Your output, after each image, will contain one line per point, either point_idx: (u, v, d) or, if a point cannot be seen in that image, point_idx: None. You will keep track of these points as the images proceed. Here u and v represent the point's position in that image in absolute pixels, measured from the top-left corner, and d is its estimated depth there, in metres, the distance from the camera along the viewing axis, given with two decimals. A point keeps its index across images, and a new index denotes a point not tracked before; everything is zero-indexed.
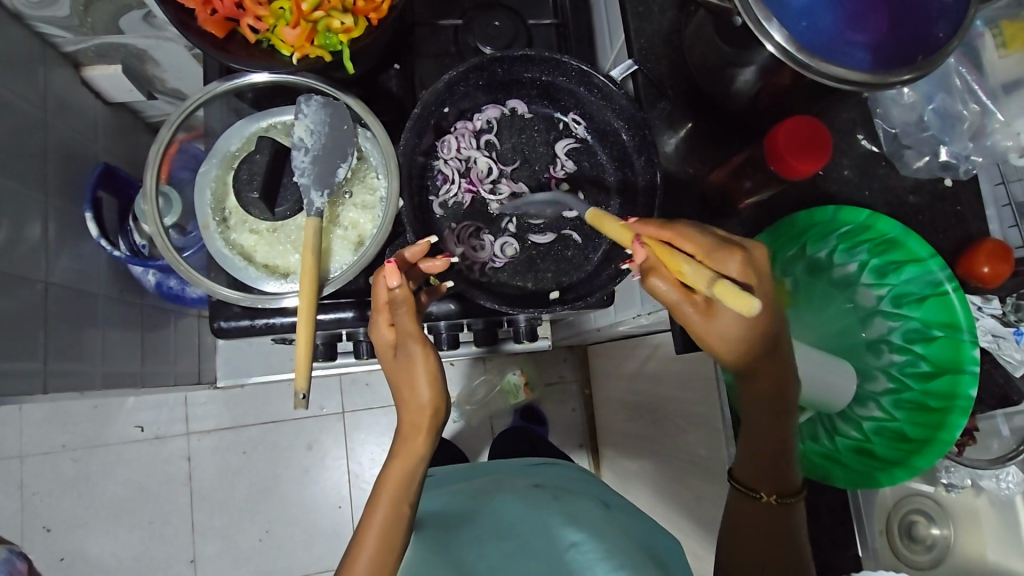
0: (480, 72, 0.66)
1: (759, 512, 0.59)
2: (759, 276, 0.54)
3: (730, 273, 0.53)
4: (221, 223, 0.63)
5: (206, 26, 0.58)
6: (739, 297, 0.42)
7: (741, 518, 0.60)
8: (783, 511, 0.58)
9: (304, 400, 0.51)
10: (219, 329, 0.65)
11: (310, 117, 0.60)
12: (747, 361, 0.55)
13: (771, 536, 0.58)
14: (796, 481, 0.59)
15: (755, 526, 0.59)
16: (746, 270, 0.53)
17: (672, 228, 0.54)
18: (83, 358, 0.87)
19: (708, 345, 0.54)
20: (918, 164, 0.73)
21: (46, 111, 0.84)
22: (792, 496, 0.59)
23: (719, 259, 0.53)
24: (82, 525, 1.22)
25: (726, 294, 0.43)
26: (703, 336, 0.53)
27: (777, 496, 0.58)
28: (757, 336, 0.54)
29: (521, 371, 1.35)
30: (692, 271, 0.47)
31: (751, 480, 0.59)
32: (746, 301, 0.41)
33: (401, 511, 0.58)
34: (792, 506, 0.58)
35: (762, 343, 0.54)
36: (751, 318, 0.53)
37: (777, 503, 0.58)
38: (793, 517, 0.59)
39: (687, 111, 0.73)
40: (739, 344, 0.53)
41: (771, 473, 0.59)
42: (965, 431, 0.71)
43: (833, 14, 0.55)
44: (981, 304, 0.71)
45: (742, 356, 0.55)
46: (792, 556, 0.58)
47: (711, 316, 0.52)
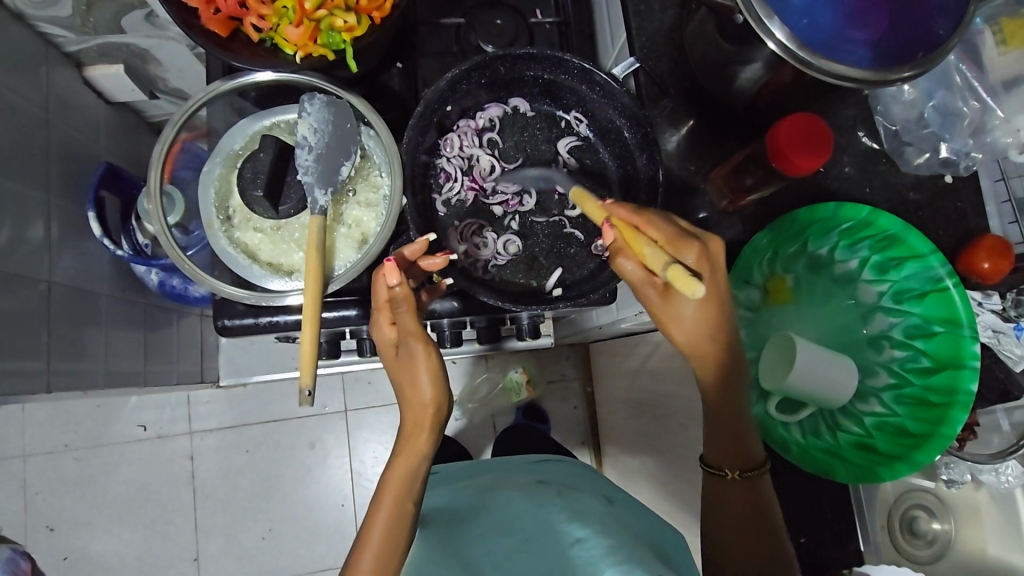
0: (483, 70, 0.67)
1: (726, 490, 0.59)
2: (715, 267, 0.55)
3: (686, 262, 0.54)
4: (225, 222, 0.63)
5: (209, 25, 0.58)
6: (687, 281, 0.48)
7: (714, 499, 0.60)
8: (747, 485, 0.59)
9: (309, 397, 0.52)
10: (223, 328, 0.66)
11: (313, 115, 0.60)
12: (697, 347, 0.57)
13: (741, 511, 0.58)
14: (760, 454, 0.59)
15: (724, 505, 0.59)
16: (701, 260, 0.54)
17: (640, 213, 0.56)
18: (86, 357, 0.88)
19: (665, 328, 0.57)
20: (918, 161, 0.74)
21: (48, 111, 0.84)
22: (754, 470, 0.59)
23: (677, 248, 0.54)
24: (85, 524, 1.22)
25: (676, 279, 0.49)
26: (661, 319, 0.57)
27: (740, 471, 0.59)
28: (709, 325, 0.56)
29: (523, 368, 1.36)
30: (652, 253, 0.53)
31: (717, 459, 0.60)
32: (692, 284, 0.48)
33: (405, 509, 0.58)
34: (754, 479, 0.58)
35: (716, 331, 0.56)
36: (706, 307, 0.56)
37: (740, 479, 0.58)
38: (760, 491, 0.59)
39: (689, 108, 0.73)
40: (691, 331, 0.56)
41: (730, 450, 0.59)
42: (965, 427, 0.73)
43: (834, 11, 0.55)
44: (981, 299, 0.71)
45: (694, 341, 0.57)
46: (764, 529, 0.58)
47: (670, 300, 0.56)
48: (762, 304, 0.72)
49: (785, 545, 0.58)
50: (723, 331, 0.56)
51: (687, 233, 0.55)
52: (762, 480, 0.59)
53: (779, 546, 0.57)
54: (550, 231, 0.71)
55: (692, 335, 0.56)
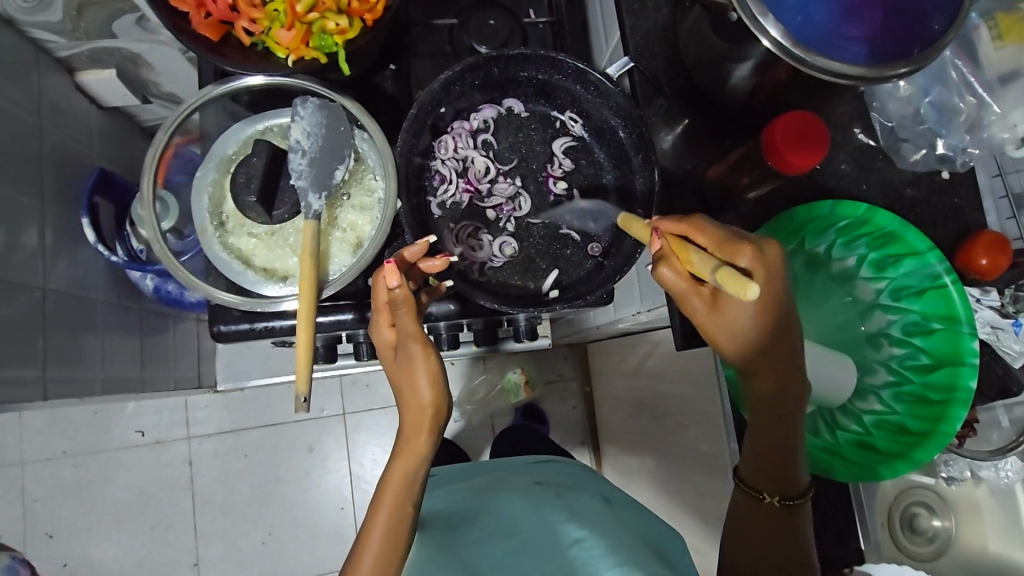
0: (476, 72, 0.66)
1: (761, 514, 0.57)
2: (770, 274, 0.53)
3: (738, 267, 0.53)
4: (218, 227, 0.63)
5: (200, 29, 0.58)
6: (739, 282, 0.45)
7: (745, 519, 0.58)
8: (785, 514, 0.57)
9: (306, 402, 0.51)
10: (219, 333, 0.65)
11: (306, 119, 0.60)
12: (746, 356, 0.56)
13: (773, 535, 0.57)
14: (803, 484, 0.58)
15: (756, 528, 0.58)
16: (755, 265, 0.52)
17: (691, 221, 0.55)
18: (82, 364, 0.87)
19: (713, 337, 0.56)
20: (915, 157, 0.73)
21: (40, 116, 0.84)
22: (796, 498, 0.57)
23: (729, 253, 0.53)
24: (84, 530, 1.22)
25: (727, 278, 0.46)
26: (713, 330, 0.56)
27: (780, 498, 0.57)
28: (761, 334, 0.55)
29: (521, 369, 1.36)
30: (698, 259, 0.51)
31: (756, 480, 0.58)
32: (744, 284, 0.44)
33: (404, 512, 0.58)
34: (795, 508, 0.56)
35: (767, 340, 0.55)
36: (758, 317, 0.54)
37: (780, 505, 0.57)
38: (797, 520, 0.57)
39: (684, 107, 0.73)
40: (740, 340, 0.55)
41: (780, 469, 0.57)
42: (965, 423, 0.72)
43: (829, 7, 0.55)
44: (980, 296, 0.71)
45: (744, 350, 0.56)
46: (795, 558, 0.57)
47: (719, 309, 0.55)
48: None
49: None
50: (774, 342, 0.55)
51: (737, 238, 0.54)
52: (804, 506, 0.57)
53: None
54: (546, 232, 0.71)
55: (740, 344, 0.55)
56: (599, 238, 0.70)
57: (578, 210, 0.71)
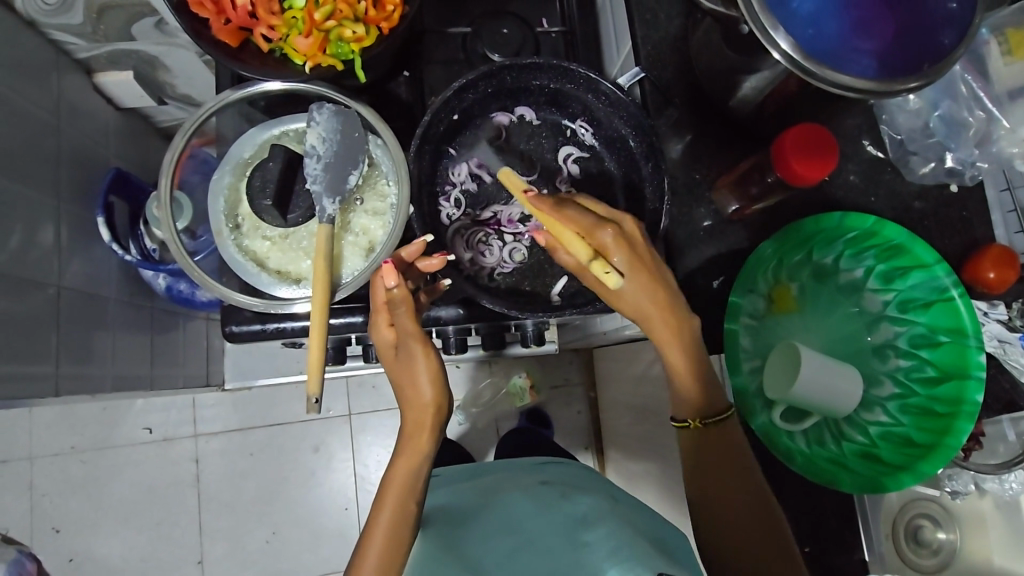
0: (489, 80, 0.67)
1: (700, 445, 0.60)
2: (632, 243, 0.57)
3: (602, 242, 0.57)
4: (234, 230, 0.64)
5: (220, 35, 0.59)
6: (609, 276, 0.56)
7: (693, 462, 0.60)
8: (716, 432, 0.60)
9: (317, 404, 0.52)
10: (231, 334, 0.66)
11: (322, 124, 0.61)
12: (642, 318, 0.58)
13: (714, 458, 0.59)
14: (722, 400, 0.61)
15: (704, 464, 0.60)
16: (618, 242, 0.57)
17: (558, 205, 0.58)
18: (94, 361, 0.88)
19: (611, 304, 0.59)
20: (924, 170, 0.73)
21: (59, 117, 0.85)
22: (717, 415, 0.60)
23: (595, 234, 0.57)
24: (90, 526, 1.23)
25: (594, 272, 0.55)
26: (607, 298, 0.59)
27: (703, 419, 0.60)
28: (649, 297, 0.58)
29: (526, 374, 1.37)
30: (572, 246, 0.55)
31: (681, 411, 0.61)
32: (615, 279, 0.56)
33: (407, 511, 0.59)
34: (719, 424, 0.59)
35: (659, 302, 0.58)
36: (642, 281, 0.57)
37: (703, 426, 0.60)
38: (727, 432, 0.60)
39: (694, 117, 0.73)
40: (635, 307, 0.58)
41: (697, 402, 0.60)
42: (971, 436, 0.72)
43: (839, 22, 0.56)
44: (987, 309, 0.71)
45: (637, 311, 0.58)
46: (740, 474, 0.59)
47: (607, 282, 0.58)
48: (767, 312, 0.71)
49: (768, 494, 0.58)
50: (665, 299, 0.58)
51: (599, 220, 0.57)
52: (729, 423, 0.60)
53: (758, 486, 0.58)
54: None
55: (634, 309, 0.58)
56: None
57: None
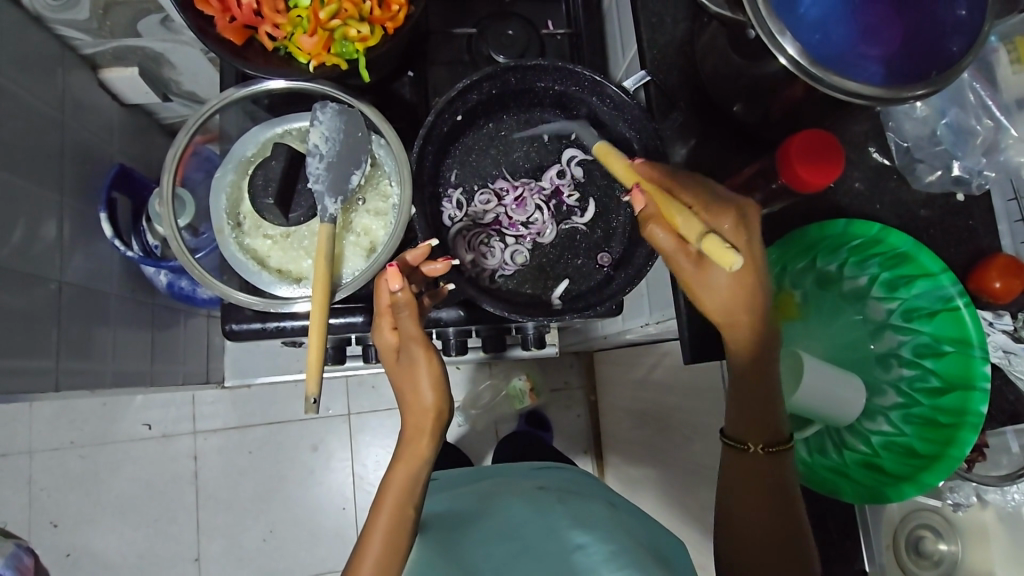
0: (494, 81, 0.67)
1: (748, 463, 0.58)
2: (750, 237, 0.56)
3: (722, 228, 0.55)
4: (235, 228, 0.64)
5: (225, 33, 0.59)
6: (724, 253, 0.49)
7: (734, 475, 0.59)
8: (771, 461, 0.57)
9: (315, 405, 0.52)
10: (230, 332, 0.66)
11: (324, 123, 0.61)
12: (728, 314, 0.56)
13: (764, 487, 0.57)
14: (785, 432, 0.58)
15: (747, 478, 0.58)
16: (738, 229, 0.56)
17: (672, 180, 0.58)
18: (93, 356, 0.88)
19: (695, 296, 0.56)
20: (930, 178, 0.73)
21: (63, 112, 0.85)
22: (779, 445, 0.58)
23: (714, 218, 0.56)
24: (88, 521, 1.23)
25: (712, 247, 0.50)
26: (694, 290, 0.56)
27: (764, 445, 0.57)
28: (743, 293, 0.56)
29: (527, 376, 1.37)
30: (687, 220, 0.52)
31: (740, 433, 0.59)
32: (729, 255, 0.49)
33: (406, 515, 0.59)
34: (780, 454, 0.57)
35: (750, 301, 0.56)
36: (741, 275, 0.55)
37: (764, 453, 0.57)
38: (784, 466, 0.58)
39: (699, 121, 0.73)
40: (725, 301, 0.55)
41: (759, 425, 0.58)
42: (975, 448, 0.71)
43: (848, 27, 0.55)
44: (992, 319, 0.71)
45: (728, 309, 0.56)
46: (784, 502, 0.57)
47: (704, 270, 0.55)
48: None
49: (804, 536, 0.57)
50: (757, 303, 0.56)
51: (724, 203, 0.57)
52: (786, 456, 0.58)
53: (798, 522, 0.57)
54: (557, 241, 0.71)
55: (722, 303, 0.56)
56: (610, 248, 0.71)
57: (590, 220, 0.71)
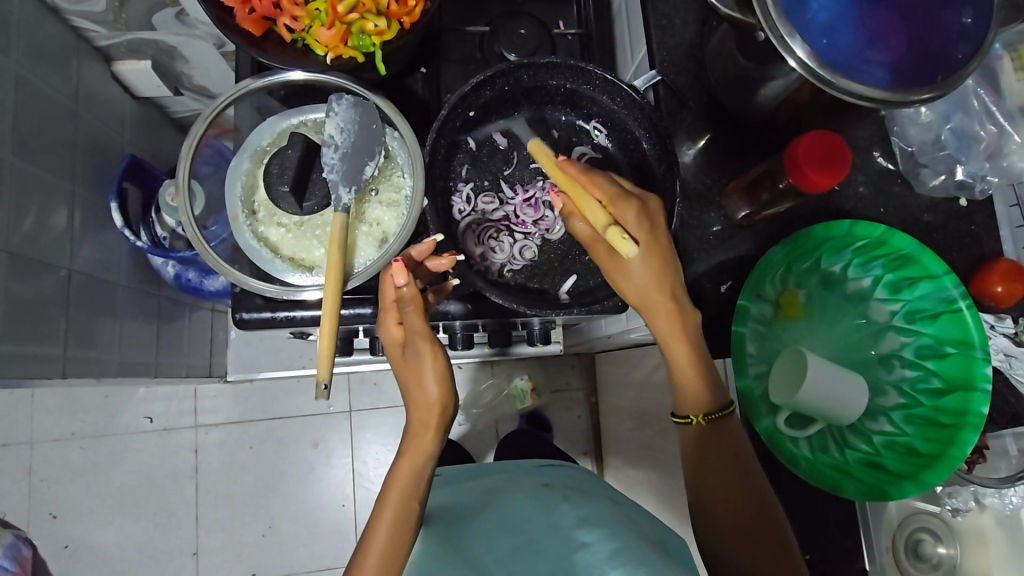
0: (507, 77, 0.68)
1: (699, 442, 0.61)
2: (654, 227, 0.58)
3: (627, 221, 0.57)
4: (249, 216, 0.65)
5: (244, 24, 0.60)
6: (621, 241, 0.55)
7: (698, 464, 0.61)
8: (714, 430, 0.60)
9: (326, 390, 0.52)
10: (241, 320, 0.67)
11: (340, 115, 0.62)
12: (644, 299, 0.59)
13: (725, 465, 0.60)
14: (723, 399, 0.61)
15: (704, 461, 0.60)
16: (641, 218, 0.58)
17: (587, 172, 0.58)
18: (100, 346, 0.89)
19: (616, 283, 0.60)
20: (934, 183, 0.74)
21: (77, 103, 0.86)
22: (719, 412, 0.60)
23: (618, 207, 0.58)
24: (87, 513, 1.23)
25: (612, 238, 0.55)
26: (612, 274, 0.60)
27: (705, 415, 0.60)
28: (654, 277, 0.58)
29: (528, 376, 1.37)
30: (591, 211, 0.56)
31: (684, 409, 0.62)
32: (625, 245, 0.54)
33: (410, 510, 0.59)
34: (719, 420, 0.60)
35: (661, 284, 0.58)
36: (651, 264, 0.58)
37: (705, 423, 0.60)
38: (726, 429, 0.61)
39: (706, 122, 0.74)
40: (640, 286, 0.59)
41: (697, 398, 0.61)
42: (975, 449, 0.71)
43: (854, 33, 0.56)
44: (993, 322, 0.71)
45: (643, 296, 0.59)
46: (743, 477, 0.59)
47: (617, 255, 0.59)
48: (773, 319, 0.71)
49: (778, 513, 0.58)
50: (671, 283, 0.59)
51: (627, 193, 0.59)
52: (729, 420, 0.61)
53: (763, 494, 0.59)
54: (566, 236, 0.72)
55: (642, 290, 0.59)
56: None
57: None
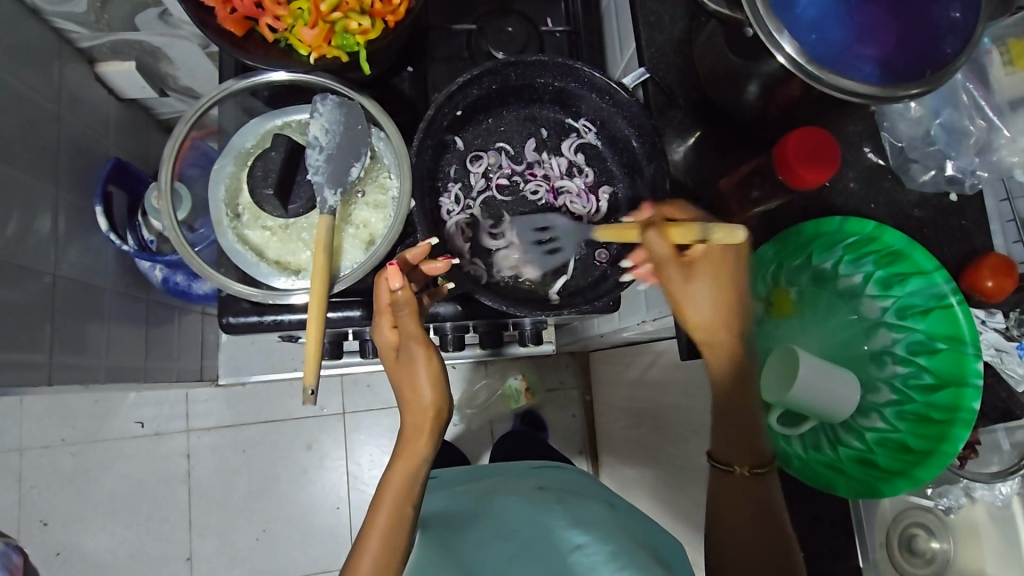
0: (494, 76, 0.67)
1: (734, 487, 0.59)
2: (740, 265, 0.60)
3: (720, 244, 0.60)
4: (233, 219, 0.64)
5: (225, 24, 0.59)
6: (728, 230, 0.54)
7: (721, 501, 0.59)
8: (756, 486, 0.58)
9: (313, 396, 0.52)
10: (227, 325, 0.66)
11: (324, 116, 0.61)
12: (709, 333, 0.60)
13: (752, 525, 0.57)
14: (769, 452, 0.60)
15: (738, 517, 0.58)
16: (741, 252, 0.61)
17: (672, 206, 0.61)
18: (87, 351, 0.88)
19: (681, 308, 0.61)
20: (924, 178, 0.73)
21: (59, 106, 0.85)
22: (763, 467, 0.59)
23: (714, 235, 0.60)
24: (78, 519, 1.21)
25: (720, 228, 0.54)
26: (680, 300, 0.60)
27: (749, 468, 0.59)
28: (725, 314, 0.60)
29: (522, 375, 1.37)
30: (684, 230, 0.56)
31: (726, 455, 0.60)
32: (735, 228, 0.53)
33: (404, 513, 0.58)
34: (765, 474, 0.58)
35: (731, 322, 0.60)
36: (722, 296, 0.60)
37: (750, 475, 0.58)
38: (769, 489, 0.59)
39: (696, 119, 0.74)
40: (709, 318, 0.60)
41: (747, 444, 0.59)
42: (967, 445, 0.71)
43: (843, 27, 0.55)
44: (984, 318, 0.72)
45: (709, 326, 0.60)
46: (774, 539, 0.57)
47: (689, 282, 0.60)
48: (765, 316, 0.73)
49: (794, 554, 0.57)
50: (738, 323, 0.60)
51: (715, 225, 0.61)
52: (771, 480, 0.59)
53: (789, 555, 0.56)
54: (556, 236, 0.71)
55: (707, 313, 0.60)
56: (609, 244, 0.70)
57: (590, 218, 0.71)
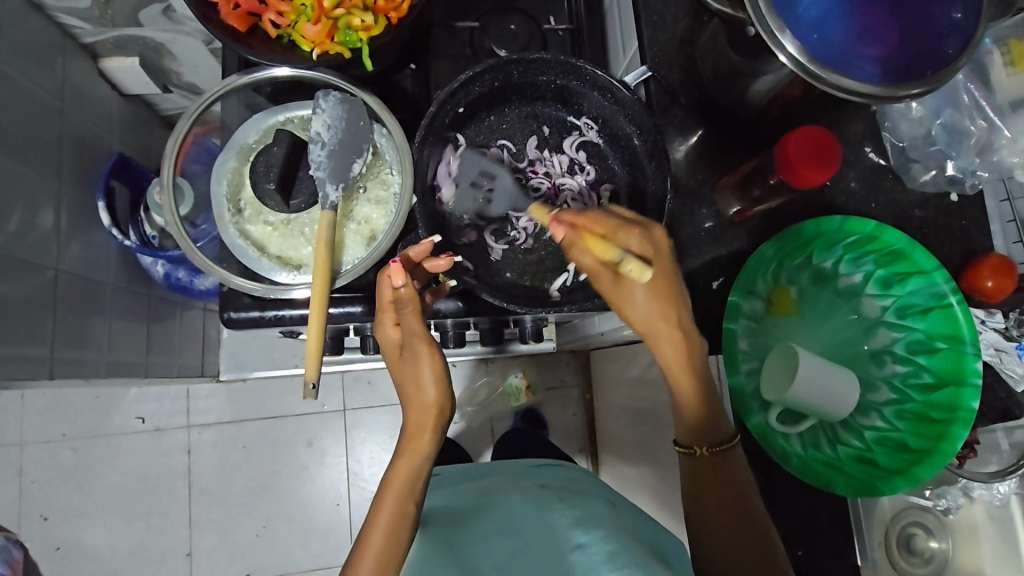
0: (496, 73, 0.67)
1: (701, 470, 0.59)
2: (655, 253, 0.57)
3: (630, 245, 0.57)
4: (236, 214, 0.64)
5: (228, 19, 0.60)
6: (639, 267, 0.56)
7: (696, 490, 0.59)
8: (718, 460, 0.59)
9: (313, 389, 0.52)
10: (228, 320, 0.66)
11: (327, 112, 0.61)
12: (650, 327, 0.58)
13: (733, 517, 0.57)
14: (728, 429, 0.60)
15: (712, 500, 0.58)
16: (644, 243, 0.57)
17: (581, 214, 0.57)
18: (89, 346, 0.88)
19: (618, 309, 0.59)
20: (925, 178, 0.74)
21: (63, 101, 0.85)
22: (722, 443, 0.59)
23: (622, 236, 0.57)
24: (79, 514, 1.22)
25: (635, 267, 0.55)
26: (615, 302, 0.58)
27: (708, 446, 0.59)
28: (665, 312, 0.58)
29: (523, 373, 1.37)
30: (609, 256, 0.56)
31: (685, 438, 0.60)
32: (644, 271, 0.56)
33: (406, 511, 0.59)
34: (722, 454, 0.58)
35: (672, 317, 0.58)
36: (659, 292, 0.57)
37: (710, 454, 0.58)
38: (731, 462, 0.59)
39: (698, 118, 0.74)
40: (647, 317, 0.58)
41: (699, 429, 0.59)
42: (966, 444, 0.71)
43: (845, 27, 0.55)
44: (984, 318, 0.71)
45: (646, 322, 0.58)
46: (750, 519, 0.57)
47: (623, 285, 0.57)
48: (765, 314, 0.71)
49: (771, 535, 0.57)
50: (678, 315, 0.58)
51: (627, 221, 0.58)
52: (734, 452, 0.59)
53: (771, 540, 0.57)
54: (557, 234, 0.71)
55: (644, 318, 0.58)
56: None
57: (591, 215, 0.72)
